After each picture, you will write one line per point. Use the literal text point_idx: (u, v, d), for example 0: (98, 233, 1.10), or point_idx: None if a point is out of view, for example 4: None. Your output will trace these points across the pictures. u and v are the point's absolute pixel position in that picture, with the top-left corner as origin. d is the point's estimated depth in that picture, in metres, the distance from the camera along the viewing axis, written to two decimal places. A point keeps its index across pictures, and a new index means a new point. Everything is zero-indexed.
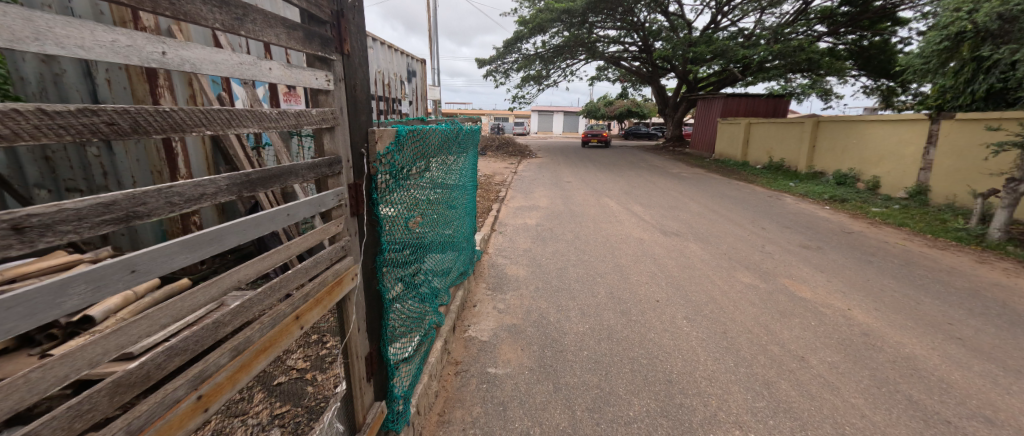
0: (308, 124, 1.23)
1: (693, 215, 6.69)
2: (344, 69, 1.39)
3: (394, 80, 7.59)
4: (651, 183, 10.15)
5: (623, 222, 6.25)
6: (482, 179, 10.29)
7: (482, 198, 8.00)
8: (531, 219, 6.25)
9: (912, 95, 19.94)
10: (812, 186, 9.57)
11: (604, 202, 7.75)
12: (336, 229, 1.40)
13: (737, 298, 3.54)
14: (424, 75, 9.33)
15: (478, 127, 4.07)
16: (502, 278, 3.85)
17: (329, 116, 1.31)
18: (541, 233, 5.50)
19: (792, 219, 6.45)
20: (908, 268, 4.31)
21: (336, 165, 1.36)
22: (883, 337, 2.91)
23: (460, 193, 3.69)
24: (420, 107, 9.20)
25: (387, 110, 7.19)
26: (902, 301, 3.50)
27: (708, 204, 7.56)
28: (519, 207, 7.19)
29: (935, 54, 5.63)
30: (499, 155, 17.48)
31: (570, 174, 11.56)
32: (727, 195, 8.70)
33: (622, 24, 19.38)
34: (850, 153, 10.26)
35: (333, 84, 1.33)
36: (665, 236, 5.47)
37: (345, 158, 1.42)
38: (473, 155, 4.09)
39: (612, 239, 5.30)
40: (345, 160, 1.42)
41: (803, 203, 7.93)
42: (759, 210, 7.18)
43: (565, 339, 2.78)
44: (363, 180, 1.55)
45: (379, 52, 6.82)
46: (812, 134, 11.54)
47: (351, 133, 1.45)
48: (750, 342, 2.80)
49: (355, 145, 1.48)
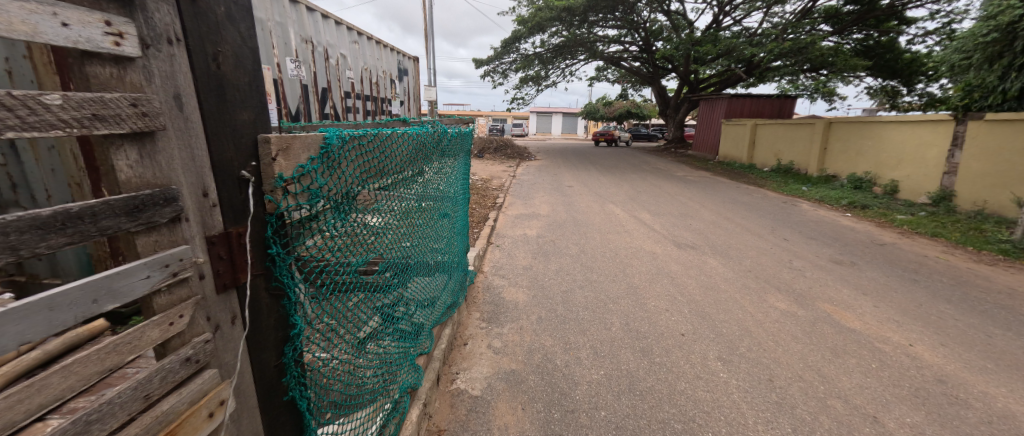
0: (58, 128, 0.70)
1: (707, 225, 6.16)
2: (188, 25, 0.91)
3: (383, 78, 7.04)
4: (657, 188, 9.62)
5: (632, 232, 5.72)
6: (478, 184, 9.75)
7: (478, 204, 7.46)
8: (530, 230, 5.70)
9: (918, 95, 19.55)
10: (827, 191, 9.05)
11: (609, 209, 7.22)
12: (160, 329, 0.88)
13: (776, 331, 3.00)
14: (417, 73, 8.79)
15: (472, 129, 3.59)
16: (498, 305, 3.32)
17: (141, 109, 0.82)
18: (542, 246, 4.96)
19: (815, 228, 5.93)
20: (960, 289, 3.79)
21: (157, 211, 0.85)
22: (964, 386, 2.38)
23: (453, 204, 3.23)
24: (412, 107, 8.65)
25: (375, 110, 6.64)
26: (969, 334, 2.98)
27: (721, 212, 7.04)
28: (518, 215, 6.64)
29: (980, 47, 5.43)
30: (497, 157, 16.95)
31: (571, 178, 11.03)
32: (739, 200, 8.17)
33: (623, 23, 18.92)
34: (864, 156, 9.75)
35: (150, 49, 0.84)
36: (680, 250, 4.94)
37: (188, 182, 0.93)
38: (467, 162, 3.61)
39: (622, 253, 4.76)
40: (187, 187, 0.93)
41: (822, 210, 7.41)
42: (777, 217, 6.65)
43: (576, 393, 2.25)
44: (247, 225, 1.08)
45: (366, 47, 6.29)
46: (823, 135, 11.03)
47: (208, 140, 0.97)
48: (804, 394, 2.28)
49: (220, 157, 1.00)
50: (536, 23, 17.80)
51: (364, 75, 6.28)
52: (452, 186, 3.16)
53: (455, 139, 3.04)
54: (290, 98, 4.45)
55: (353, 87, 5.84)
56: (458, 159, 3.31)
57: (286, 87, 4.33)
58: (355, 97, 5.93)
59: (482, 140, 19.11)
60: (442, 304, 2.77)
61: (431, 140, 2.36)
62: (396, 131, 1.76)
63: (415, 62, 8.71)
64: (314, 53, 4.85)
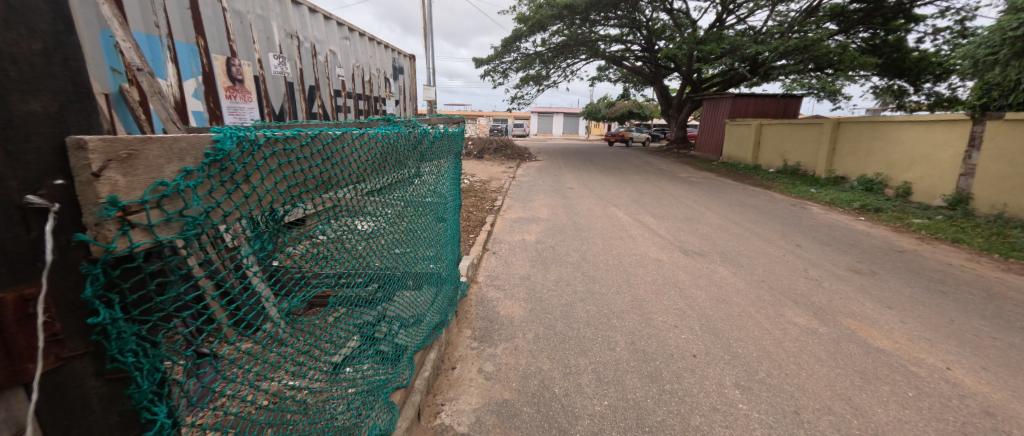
0: None
1: (714, 229, 5.89)
2: None
3: (377, 77, 6.78)
4: (660, 190, 9.35)
5: (636, 238, 5.44)
6: (476, 186, 9.50)
7: (475, 207, 7.20)
8: (529, 235, 5.43)
9: (924, 95, 19.29)
10: (837, 193, 8.75)
11: (612, 213, 6.95)
12: None
13: (797, 352, 2.73)
14: (413, 72, 8.54)
15: (463, 130, 3.33)
16: (492, 321, 3.06)
17: None
18: (541, 253, 4.69)
19: (828, 233, 5.65)
20: (991, 302, 3.52)
21: None
22: (1017, 421, 2.11)
23: (440, 212, 2.96)
24: (408, 107, 8.39)
25: (368, 110, 6.38)
26: (1012, 356, 2.70)
27: (728, 216, 6.76)
28: (517, 219, 6.37)
29: (1008, 40, 5.18)
30: (497, 158, 16.70)
31: (572, 180, 10.76)
32: (747, 203, 7.88)
33: (625, 22, 18.66)
34: (875, 156, 9.45)
35: None
36: (687, 257, 4.66)
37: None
38: (456, 165, 3.34)
39: (625, 261, 4.49)
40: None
41: (833, 213, 7.12)
42: (787, 222, 6.37)
43: (577, 430, 1.99)
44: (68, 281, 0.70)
45: (358, 44, 6.02)
46: (832, 136, 10.72)
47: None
48: (836, 431, 2.00)
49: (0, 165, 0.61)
50: (537, 22, 17.55)
51: (356, 73, 6.02)
52: (438, 192, 2.89)
53: (440, 142, 2.78)
54: (274, 96, 4.19)
55: (344, 86, 5.58)
56: (445, 164, 3.04)
57: (269, 84, 4.08)
58: (346, 96, 5.67)
59: (482, 140, 18.87)
60: (424, 325, 2.53)
61: (402, 143, 2.09)
62: (344, 133, 1.49)
63: (411, 60, 8.46)
64: (301, 49, 4.59)
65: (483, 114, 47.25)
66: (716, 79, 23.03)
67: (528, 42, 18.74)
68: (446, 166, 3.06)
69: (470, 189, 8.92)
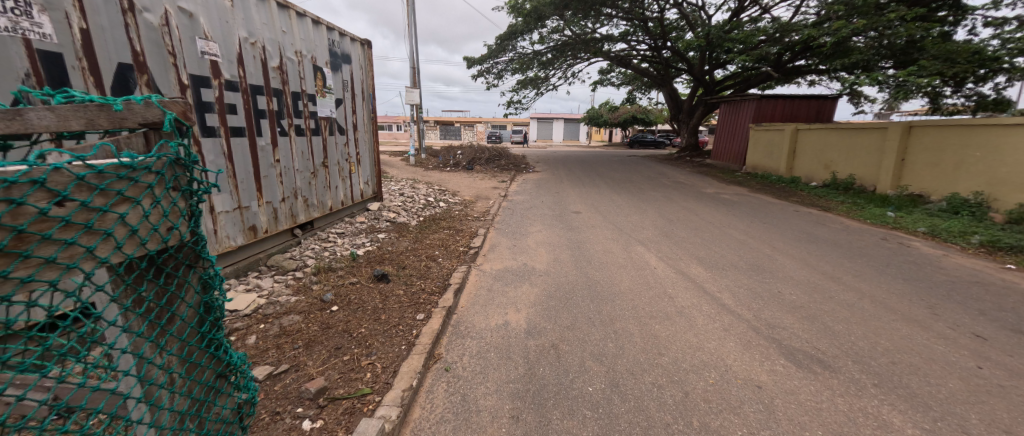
0: None
1: (808, 294, 3.74)
2: None
3: (299, 65, 4.68)
4: (691, 214, 7.28)
5: (691, 316, 3.31)
6: (455, 209, 7.37)
7: (443, 250, 5.03)
8: (516, 317, 3.28)
9: (965, 97, 17.15)
10: (926, 219, 6.69)
11: (640, 258, 4.82)
12: None
13: None
14: (366, 63, 6.45)
15: (178, 172, 1.22)
16: None
17: None
18: (535, 370, 2.53)
19: (994, 304, 3.55)
20: None
21: None
22: None
23: (135, 407, 1.20)
24: (358, 108, 6.28)
25: (275, 109, 4.28)
26: None
27: (811, 263, 4.62)
28: (501, 275, 4.22)
29: None
30: (490, 169, 14.73)
31: (578, 200, 8.62)
32: (821, 238, 5.73)
33: (631, 18, 16.79)
34: (966, 170, 7.36)
35: None
36: (802, 374, 2.53)
37: None
38: (200, 234, 1.35)
39: (693, 390, 2.35)
40: None
41: (951, 255, 5.03)
42: (909, 277, 4.22)
43: None
44: None
45: (251, 10, 3.92)
46: (901, 143, 8.59)
47: None
48: None
49: None
50: (536, 15, 15.57)
51: (250, 53, 3.92)
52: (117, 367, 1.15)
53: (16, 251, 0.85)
54: None
55: (218, 71, 3.51)
56: (134, 278, 1.12)
57: None
58: (221, 87, 3.56)
59: (474, 148, 16.82)
60: None
61: None
62: None
63: (364, 48, 6.37)
64: None
65: (481, 120, 45.27)
66: (731, 81, 21.03)
67: (525, 40, 16.84)
68: (149, 284, 1.16)
69: (445, 216, 6.76)
